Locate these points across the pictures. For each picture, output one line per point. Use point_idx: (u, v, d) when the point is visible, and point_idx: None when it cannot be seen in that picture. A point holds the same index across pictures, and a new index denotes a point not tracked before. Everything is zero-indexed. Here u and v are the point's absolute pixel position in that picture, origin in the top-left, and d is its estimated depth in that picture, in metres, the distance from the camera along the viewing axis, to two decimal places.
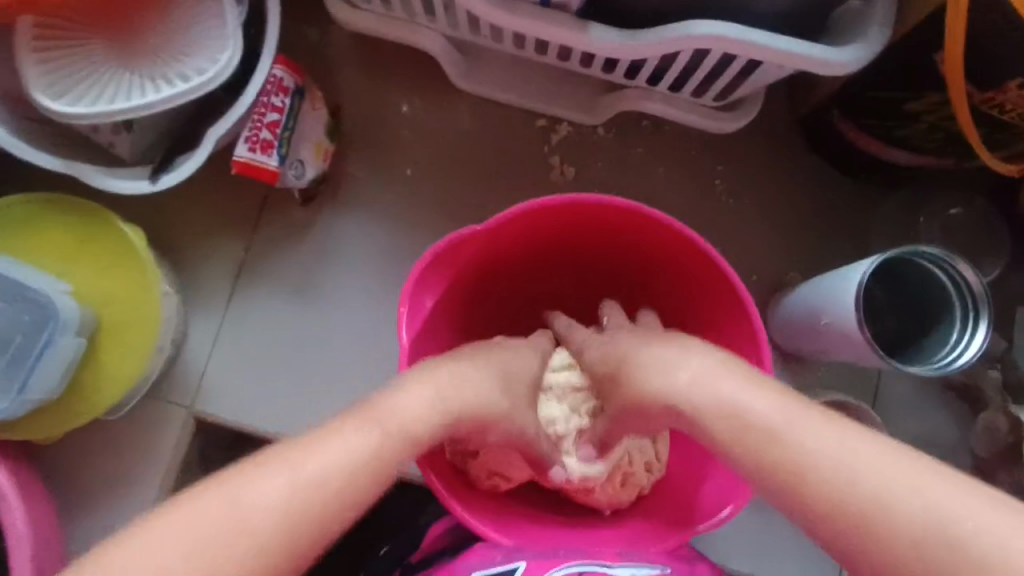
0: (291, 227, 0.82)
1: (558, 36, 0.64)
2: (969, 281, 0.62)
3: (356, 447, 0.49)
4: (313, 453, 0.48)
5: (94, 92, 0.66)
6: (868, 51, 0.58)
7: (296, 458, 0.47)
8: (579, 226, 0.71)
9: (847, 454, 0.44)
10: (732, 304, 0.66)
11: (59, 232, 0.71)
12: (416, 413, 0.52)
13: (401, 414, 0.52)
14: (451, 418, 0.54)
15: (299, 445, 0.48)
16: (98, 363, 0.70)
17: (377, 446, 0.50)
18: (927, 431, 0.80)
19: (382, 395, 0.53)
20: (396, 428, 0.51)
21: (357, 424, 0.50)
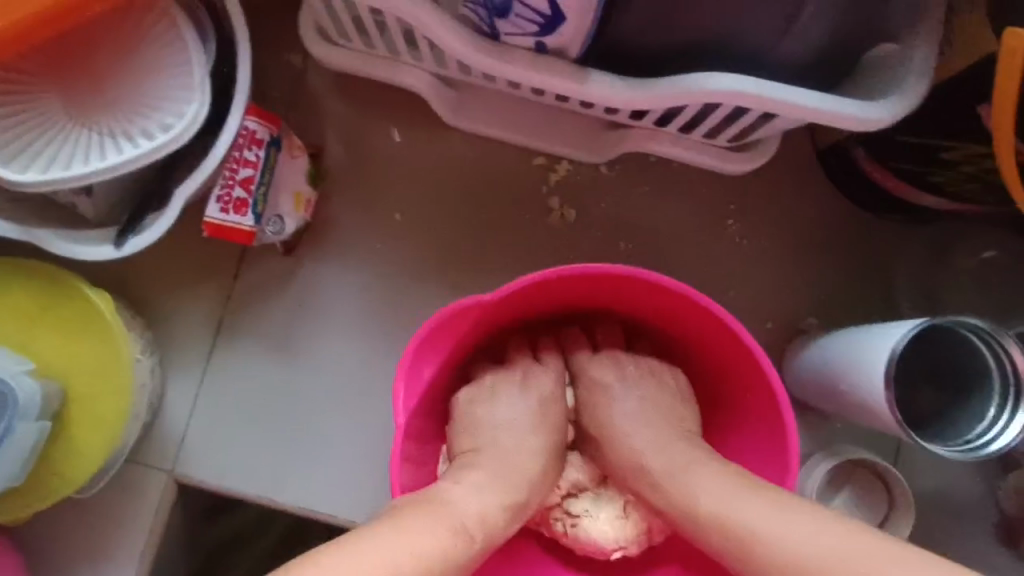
0: (275, 279, 0.77)
1: (556, 85, 0.58)
2: (1016, 363, 0.55)
3: (426, 544, 0.48)
4: (378, 558, 0.46)
5: (51, 154, 0.60)
6: (902, 105, 0.52)
7: (367, 555, 0.46)
8: (586, 288, 0.65)
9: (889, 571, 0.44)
10: (756, 376, 0.61)
11: (23, 299, 0.66)
12: (475, 509, 0.53)
13: (458, 507, 0.52)
14: (512, 514, 0.55)
15: (370, 543, 0.47)
16: (69, 439, 0.65)
17: (441, 546, 0.49)
18: (955, 487, 0.76)
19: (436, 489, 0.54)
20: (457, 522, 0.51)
21: (428, 515, 0.50)
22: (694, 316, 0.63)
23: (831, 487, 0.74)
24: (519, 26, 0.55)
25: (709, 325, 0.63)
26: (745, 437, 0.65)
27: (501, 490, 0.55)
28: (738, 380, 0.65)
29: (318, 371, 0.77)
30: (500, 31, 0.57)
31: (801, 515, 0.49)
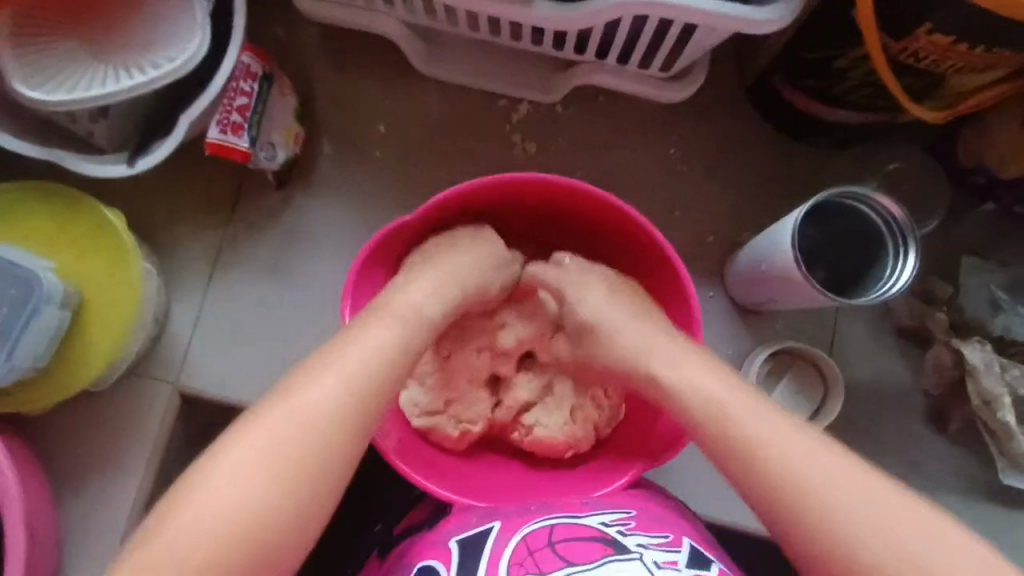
0: (266, 212, 0.86)
1: (505, 10, 0.68)
2: (895, 215, 0.66)
3: (379, 337, 0.62)
4: (345, 351, 0.61)
5: (71, 82, 0.70)
6: (789, 9, 0.63)
7: (355, 357, 0.60)
8: (507, 206, 0.76)
9: (759, 430, 0.59)
10: (660, 262, 0.73)
11: (42, 218, 0.75)
12: (422, 304, 0.66)
13: (406, 307, 0.65)
14: (451, 304, 0.68)
15: (345, 350, 0.61)
16: (82, 339, 0.73)
17: (398, 333, 0.63)
18: (884, 375, 0.84)
19: (387, 295, 0.66)
20: (405, 317, 0.64)
21: (373, 328, 0.63)
22: (603, 218, 0.75)
23: (772, 377, 0.83)
24: None
25: (613, 222, 0.74)
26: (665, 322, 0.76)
27: (437, 291, 0.67)
28: (649, 272, 0.76)
29: (310, 291, 0.86)
30: None
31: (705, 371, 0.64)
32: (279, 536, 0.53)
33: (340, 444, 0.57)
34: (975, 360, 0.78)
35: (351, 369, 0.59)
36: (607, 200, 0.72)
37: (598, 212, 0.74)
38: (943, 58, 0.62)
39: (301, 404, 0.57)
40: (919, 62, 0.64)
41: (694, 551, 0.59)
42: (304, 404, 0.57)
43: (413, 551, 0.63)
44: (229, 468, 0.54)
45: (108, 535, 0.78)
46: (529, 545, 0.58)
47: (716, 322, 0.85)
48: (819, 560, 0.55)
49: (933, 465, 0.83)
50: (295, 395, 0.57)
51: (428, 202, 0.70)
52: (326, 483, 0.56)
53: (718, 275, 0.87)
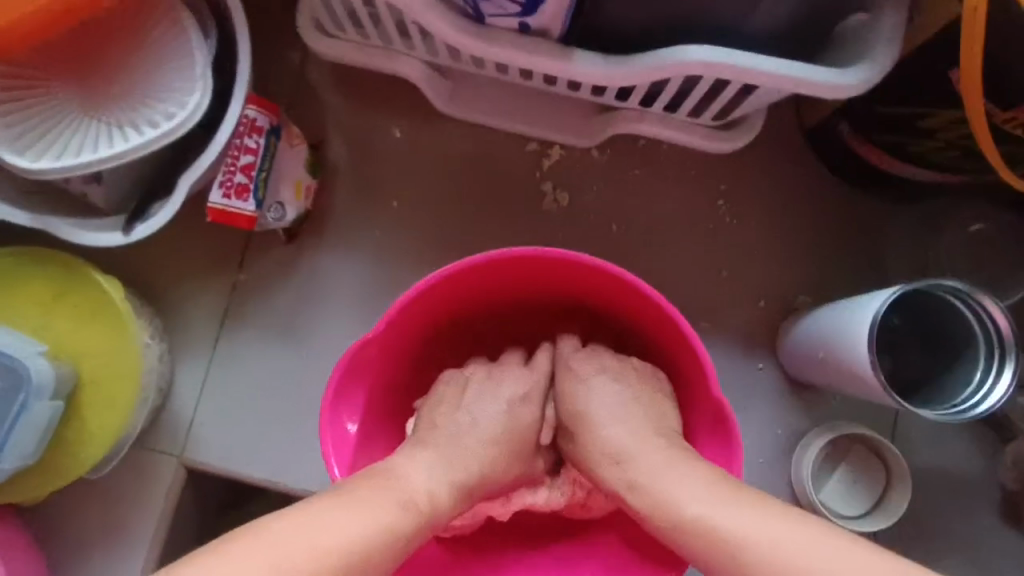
0: (275, 269, 0.79)
1: (542, 64, 0.60)
2: (999, 325, 0.57)
3: (356, 515, 0.49)
4: (311, 517, 0.48)
5: (62, 143, 0.63)
6: (874, 70, 0.54)
7: (322, 527, 0.48)
8: (479, 290, 0.68)
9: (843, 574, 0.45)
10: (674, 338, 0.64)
11: (34, 285, 0.69)
12: (420, 484, 0.55)
13: (398, 483, 0.54)
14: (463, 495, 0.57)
15: (339, 508, 0.50)
16: (82, 420, 0.68)
17: (376, 518, 0.50)
18: (957, 463, 0.75)
19: (382, 464, 0.56)
20: (393, 492, 0.53)
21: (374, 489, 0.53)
22: (616, 288, 0.65)
23: (828, 463, 0.74)
24: (501, 8, 0.57)
25: (627, 294, 0.64)
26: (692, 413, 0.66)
27: (450, 473, 0.57)
28: (678, 353, 0.66)
29: (320, 354, 0.79)
30: (484, 13, 0.58)
31: (759, 516, 0.49)
32: None
33: None
34: None
35: (312, 548, 0.46)
36: (615, 272, 0.62)
37: (608, 283, 0.65)
38: None
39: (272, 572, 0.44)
40: None
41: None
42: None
43: None
44: None
45: None
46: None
47: (766, 395, 0.77)
48: None
49: (1008, 565, 0.74)
50: (236, 562, 0.45)
51: (395, 305, 0.60)
52: None
53: (769, 343, 0.78)
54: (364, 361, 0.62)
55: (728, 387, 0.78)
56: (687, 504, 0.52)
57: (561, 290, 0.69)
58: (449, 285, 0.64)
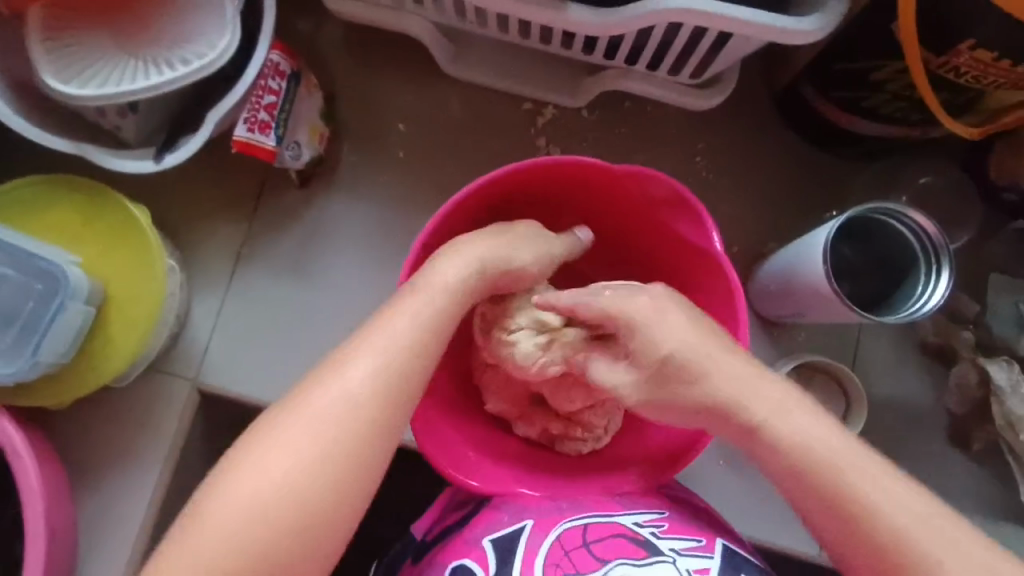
0: (288, 210, 0.86)
1: (537, 14, 0.67)
2: (927, 228, 0.65)
3: (417, 315, 0.59)
4: (387, 326, 0.59)
5: (102, 75, 0.70)
6: (827, 20, 0.62)
7: (391, 331, 0.58)
8: (473, 222, 0.75)
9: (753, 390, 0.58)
10: (654, 200, 0.73)
11: (65, 212, 0.74)
12: (459, 276, 0.62)
13: (438, 280, 0.61)
14: (487, 279, 0.64)
15: (391, 320, 0.59)
16: (106, 335, 0.73)
17: (433, 309, 0.60)
18: (908, 392, 0.83)
19: (421, 269, 0.62)
20: (438, 291, 0.61)
21: (419, 297, 0.60)
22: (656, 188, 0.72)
23: None
24: None
25: (653, 201, 0.73)
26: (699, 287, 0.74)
27: (475, 258, 0.63)
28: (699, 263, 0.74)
29: (327, 292, 0.85)
30: None
31: (811, 421, 0.57)
32: (323, 507, 0.54)
33: (374, 422, 0.56)
34: (1001, 379, 0.76)
35: (391, 349, 0.58)
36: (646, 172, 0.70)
37: (641, 194, 0.73)
38: (983, 73, 0.61)
39: (347, 376, 0.56)
40: (959, 77, 0.63)
41: (728, 553, 0.60)
42: (340, 384, 0.56)
43: (445, 548, 0.62)
44: (271, 445, 0.54)
45: (125, 530, 0.78)
46: (565, 544, 0.59)
47: None
48: None
49: (955, 485, 0.82)
50: (339, 369, 0.57)
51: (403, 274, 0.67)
52: (365, 457, 0.55)
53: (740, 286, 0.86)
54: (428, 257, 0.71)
55: None
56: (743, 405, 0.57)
57: (546, 196, 0.76)
58: (485, 202, 0.73)
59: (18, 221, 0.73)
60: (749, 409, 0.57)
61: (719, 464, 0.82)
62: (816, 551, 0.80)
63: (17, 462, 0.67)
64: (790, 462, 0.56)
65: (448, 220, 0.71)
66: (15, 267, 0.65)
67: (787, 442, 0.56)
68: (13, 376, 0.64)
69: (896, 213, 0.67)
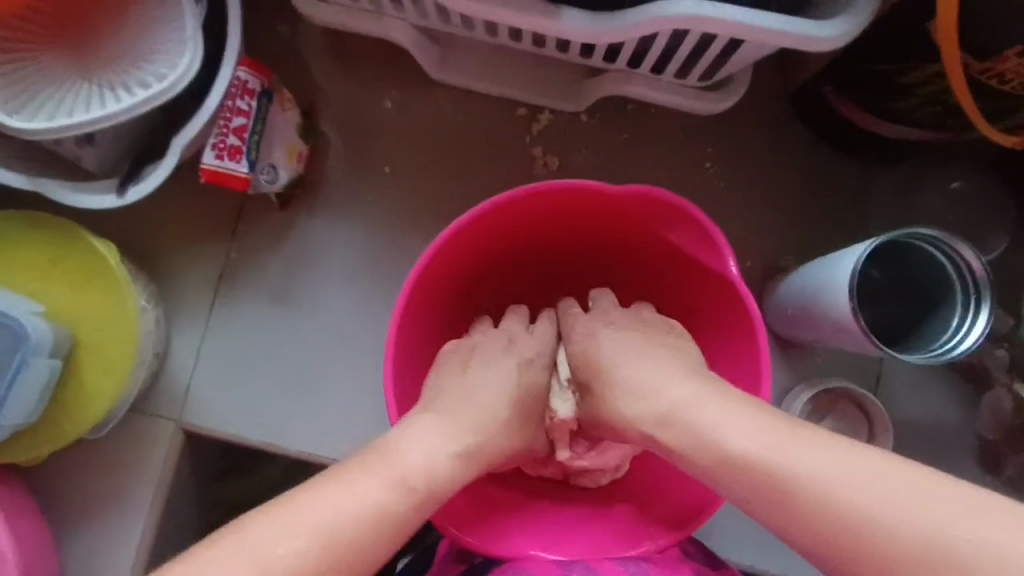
0: (269, 234, 0.80)
1: (529, 21, 0.60)
2: (973, 266, 0.59)
3: (367, 494, 0.48)
4: (323, 497, 0.47)
5: (56, 103, 0.64)
6: (855, 22, 0.55)
7: (330, 507, 0.46)
8: (468, 251, 0.69)
9: (788, 454, 0.46)
10: (663, 220, 0.67)
11: (29, 251, 0.69)
12: (432, 459, 0.51)
13: (404, 458, 0.50)
14: (465, 464, 0.53)
15: (335, 489, 0.47)
16: (78, 383, 0.68)
17: (389, 492, 0.48)
18: (936, 414, 0.78)
19: (387, 437, 0.52)
20: (398, 470, 0.50)
21: (375, 474, 0.49)
22: (651, 208, 0.66)
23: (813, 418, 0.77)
24: None
25: (661, 222, 0.67)
26: (715, 319, 0.68)
27: (456, 435, 0.54)
28: (710, 289, 0.68)
29: (316, 323, 0.80)
30: None
31: (823, 451, 0.45)
32: None
33: None
34: None
35: (321, 529, 0.45)
36: (638, 189, 0.64)
37: (648, 214, 0.67)
38: None
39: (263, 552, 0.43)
40: (1004, 84, 0.56)
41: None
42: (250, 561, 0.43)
43: None
44: None
45: None
46: None
47: None
48: None
49: None
50: (249, 539, 0.44)
51: (391, 318, 0.61)
52: None
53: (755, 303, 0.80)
54: (419, 292, 0.65)
55: None
56: (754, 451, 0.47)
57: (544, 221, 0.70)
58: (480, 230, 0.67)
59: None
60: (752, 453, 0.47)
61: None
62: None
63: None
64: (807, 502, 0.44)
65: (444, 251, 0.65)
66: None
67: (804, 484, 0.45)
68: None
69: (935, 241, 0.60)
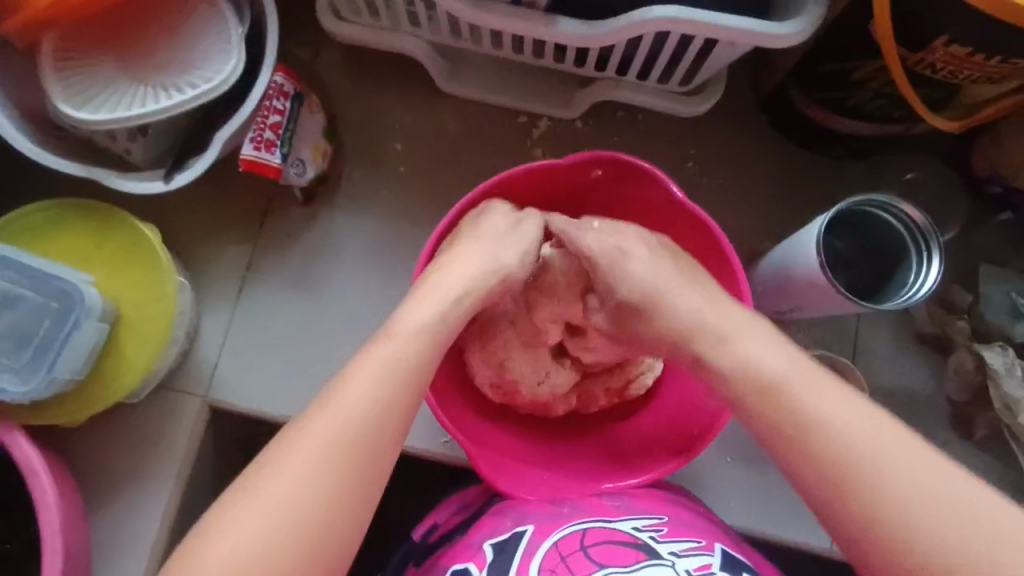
0: (294, 226, 0.88)
1: (530, 29, 0.70)
2: (915, 218, 0.67)
3: (419, 318, 0.61)
4: (389, 333, 0.60)
5: (114, 101, 0.73)
6: (805, 22, 0.65)
7: (394, 341, 0.59)
8: None
9: (763, 358, 0.58)
10: (621, 176, 0.76)
11: (80, 234, 0.76)
12: (467, 275, 0.65)
13: (445, 282, 0.64)
14: (498, 278, 0.66)
15: (395, 324, 0.60)
16: (119, 352, 0.74)
17: (438, 312, 0.62)
18: (909, 382, 0.84)
19: (426, 274, 0.65)
20: (439, 293, 0.63)
21: (422, 302, 0.62)
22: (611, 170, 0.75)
23: None
24: None
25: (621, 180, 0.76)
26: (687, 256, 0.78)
27: (485, 260, 0.66)
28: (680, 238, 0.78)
29: (335, 303, 0.87)
30: None
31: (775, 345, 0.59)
32: (320, 531, 0.52)
33: (371, 439, 0.55)
34: (996, 364, 0.78)
35: (392, 356, 0.58)
36: (599, 155, 0.73)
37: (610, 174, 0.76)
38: (958, 68, 0.64)
39: (355, 386, 0.56)
40: (936, 73, 0.66)
41: (728, 555, 0.60)
42: (347, 398, 0.56)
43: (448, 554, 0.64)
44: (277, 469, 0.53)
45: (139, 549, 0.78)
46: (562, 549, 0.59)
47: None
48: (845, 530, 0.53)
49: None
50: (344, 383, 0.57)
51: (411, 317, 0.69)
52: (359, 480, 0.54)
53: None
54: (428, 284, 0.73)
55: None
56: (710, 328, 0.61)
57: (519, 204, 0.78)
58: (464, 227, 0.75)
59: (32, 246, 0.76)
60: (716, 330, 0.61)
61: (727, 460, 0.84)
62: (827, 544, 0.82)
63: (33, 480, 0.68)
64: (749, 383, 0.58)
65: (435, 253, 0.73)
66: (30, 288, 0.67)
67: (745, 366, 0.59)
68: (28, 394, 0.65)
69: (885, 207, 0.69)
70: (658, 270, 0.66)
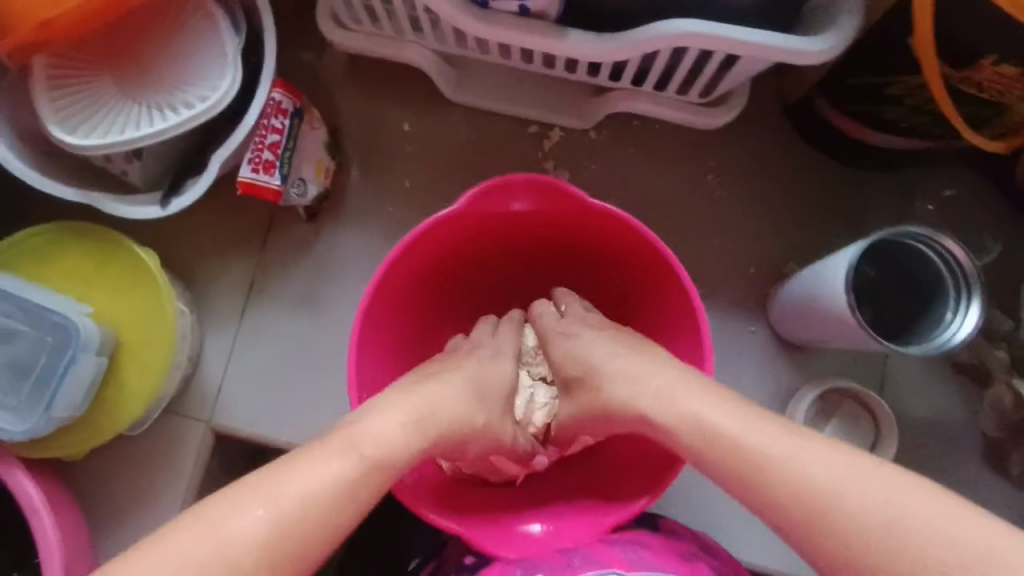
0: (297, 246, 0.85)
1: (539, 44, 0.66)
2: (959, 258, 0.62)
3: (320, 475, 0.51)
4: (287, 476, 0.51)
5: (109, 122, 0.70)
6: (842, 34, 0.59)
7: (291, 489, 0.50)
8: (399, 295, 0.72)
9: (789, 456, 0.51)
10: (552, 201, 0.70)
11: (79, 260, 0.75)
12: (393, 435, 0.54)
13: (372, 437, 0.54)
14: (429, 438, 0.56)
15: (298, 469, 0.51)
16: (120, 380, 0.73)
17: (348, 474, 0.52)
18: (940, 413, 0.80)
19: (357, 416, 0.55)
20: (366, 450, 0.53)
21: (334, 452, 0.52)
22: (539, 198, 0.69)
23: (820, 418, 0.79)
24: None
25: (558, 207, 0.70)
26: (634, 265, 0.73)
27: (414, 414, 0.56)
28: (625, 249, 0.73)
29: (342, 327, 0.84)
30: None
31: (800, 445, 0.52)
32: None
33: None
34: None
35: (280, 511, 0.49)
36: (554, 183, 0.68)
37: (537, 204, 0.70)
38: (1008, 88, 0.59)
39: (227, 533, 0.48)
40: (982, 92, 0.60)
41: None
42: (211, 548, 0.47)
43: None
44: None
45: None
46: None
47: (757, 356, 0.82)
48: None
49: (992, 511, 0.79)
50: (216, 518, 0.48)
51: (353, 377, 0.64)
52: None
53: (760, 307, 0.83)
54: (371, 344, 0.69)
55: (720, 348, 0.83)
56: (727, 437, 0.53)
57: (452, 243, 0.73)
58: (399, 275, 0.70)
59: (32, 271, 0.74)
60: (726, 434, 0.54)
61: None
62: None
63: (34, 518, 0.68)
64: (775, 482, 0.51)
65: (372, 313, 0.68)
66: (28, 322, 0.66)
67: (778, 469, 0.51)
68: (28, 431, 0.64)
69: (922, 238, 0.64)
70: (712, 410, 0.55)
